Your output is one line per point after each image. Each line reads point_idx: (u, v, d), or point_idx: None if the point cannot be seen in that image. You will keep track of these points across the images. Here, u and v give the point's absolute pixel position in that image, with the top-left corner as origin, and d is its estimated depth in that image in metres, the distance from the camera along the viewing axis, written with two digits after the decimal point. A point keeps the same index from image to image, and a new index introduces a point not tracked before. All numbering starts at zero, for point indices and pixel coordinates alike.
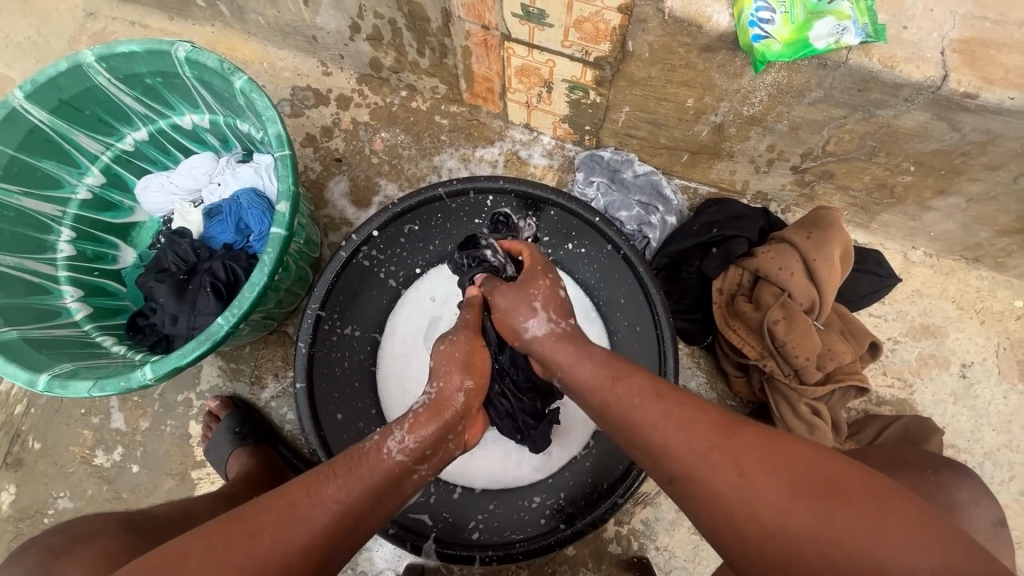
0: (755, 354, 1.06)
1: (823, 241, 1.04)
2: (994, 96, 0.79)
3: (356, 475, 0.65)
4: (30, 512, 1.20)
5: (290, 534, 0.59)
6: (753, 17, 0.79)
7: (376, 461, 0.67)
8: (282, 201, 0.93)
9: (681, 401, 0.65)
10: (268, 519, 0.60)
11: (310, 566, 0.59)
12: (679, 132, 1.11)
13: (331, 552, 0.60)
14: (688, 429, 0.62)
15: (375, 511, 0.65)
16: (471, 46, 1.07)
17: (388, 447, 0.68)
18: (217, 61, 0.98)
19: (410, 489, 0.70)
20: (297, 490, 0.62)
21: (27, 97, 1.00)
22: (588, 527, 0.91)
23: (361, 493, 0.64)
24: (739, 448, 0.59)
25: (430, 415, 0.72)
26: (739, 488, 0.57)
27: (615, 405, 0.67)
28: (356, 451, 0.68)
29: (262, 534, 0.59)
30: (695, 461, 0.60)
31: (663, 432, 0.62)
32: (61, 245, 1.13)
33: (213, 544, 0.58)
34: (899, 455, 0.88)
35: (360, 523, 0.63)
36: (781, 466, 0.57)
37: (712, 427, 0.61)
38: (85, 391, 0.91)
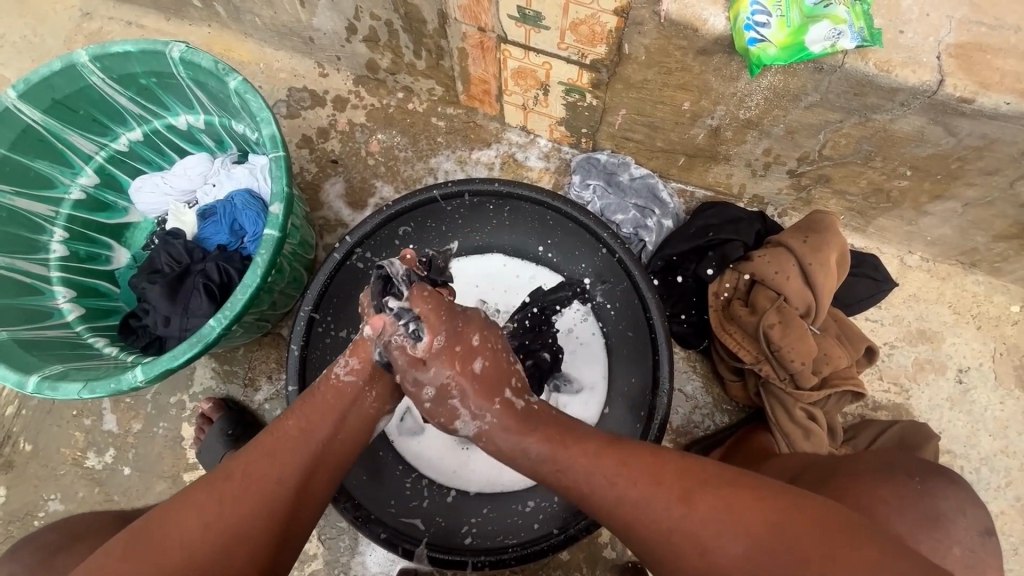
0: (751, 358, 1.06)
1: (819, 246, 1.03)
2: (990, 102, 0.79)
3: (314, 408, 0.72)
4: (20, 514, 1.19)
5: (264, 471, 0.66)
6: (749, 21, 0.79)
7: (330, 393, 0.73)
8: (275, 202, 0.93)
9: (637, 462, 0.66)
10: (238, 465, 0.66)
11: (287, 496, 0.66)
12: (676, 136, 1.11)
13: (303, 484, 0.68)
14: (648, 496, 0.63)
15: (339, 434, 0.73)
16: (467, 48, 1.07)
17: (336, 373, 0.74)
18: (211, 61, 0.97)
19: (368, 412, 0.76)
20: (266, 436, 0.69)
21: (21, 97, 1.00)
22: (580, 532, 0.88)
23: (318, 421, 0.71)
24: (690, 514, 0.60)
25: (369, 340, 0.76)
26: (703, 550, 0.58)
27: (578, 479, 0.67)
28: (311, 391, 0.74)
29: (236, 474, 0.66)
30: (661, 526, 0.61)
31: (617, 512, 0.64)
32: (54, 245, 1.13)
33: (192, 498, 0.64)
34: (885, 460, 0.86)
35: (330, 449, 0.71)
36: (736, 516, 0.58)
37: (662, 493, 0.62)
38: (75, 393, 0.90)
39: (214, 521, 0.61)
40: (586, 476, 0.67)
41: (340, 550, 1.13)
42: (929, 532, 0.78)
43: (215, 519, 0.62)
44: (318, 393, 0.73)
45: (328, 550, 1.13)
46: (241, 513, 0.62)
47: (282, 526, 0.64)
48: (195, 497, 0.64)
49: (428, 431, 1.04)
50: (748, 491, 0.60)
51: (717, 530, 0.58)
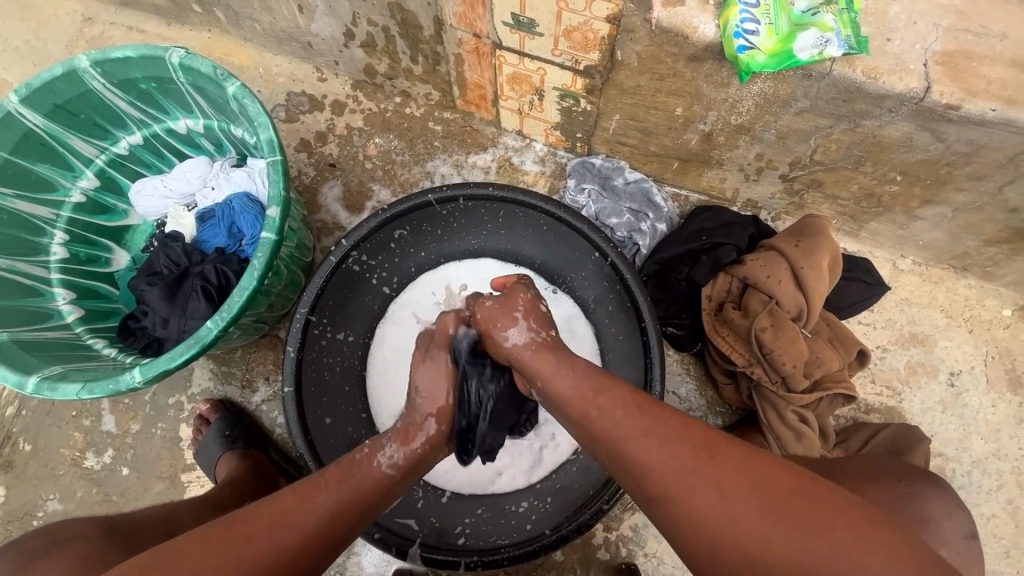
0: (743, 361, 1.07)
1: (811, 249, 1.04)
2: (976, 108, 0.80)
3: (348, 490, 0.68)
4: (19, 514, 1.20)
5: (283, 545, 0.61)
6: (738, 28, 0.80)
7: (363, 477, 0.70)
8: (272, 206, 0.94)
9: (663, 421, 0.65)
10: (261, 525, 0.62)
11: (295, 574, 0.60)
12: (669, 141, 1.12)
13: (314, 562, 0.63)
14: (670, 446, 0.62)
15: (361, 519, 0.68)
16: (463, 54, 1.08)
17: (378, 462, 0.72)
18: (210, 67, 0.99)
19: (391, 496, 0.72)
20: (295, 495, 0.65)
21: (22, 101, 1.01)
22: (574, 532, 0.89)
23: (347, 505, 0.67)
24: (710, 462, 0.60)
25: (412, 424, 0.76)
26: (718, 506, 0.58)
27: (600, 421, 0.67)
28: (348, 465, 0.70)
29: (255, 540, 0.60)
30: (675, 476, 0.60)
31: (640, 446, 0.63)
32: (54, 247, 1.14)
33: (208, 545, 0.59)
34: (874, 466, 0.88)
35: (351, 524, 0.67)
36: (755, 479, 0.58)
37: (689, 439, 0.63)
38: (73, 394, 0.91)
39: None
40: (612, 418, 0.67)
41: None
42: (919, 532, 0.78)
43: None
44: (357, 471, 0.70)
45: None
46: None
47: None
48: (215, 547, 0.59)
49: None
50: (771, 460, 0.61)
51: (733, 492, 0.58)
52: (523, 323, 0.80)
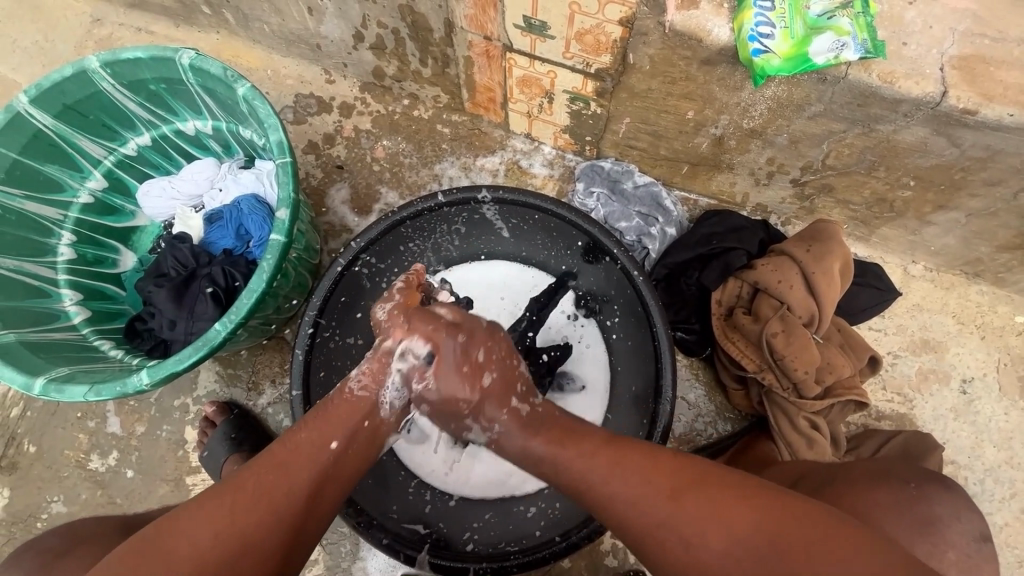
0: (754, 367, 1.06)
1: (822, 255, 1.04)
2: (993, 113, 0.80)
3: (328, 421, 0.71)
4: (23, 516, 1.19)
5: (275, 484, 0.65)
6: (753, 32, 0.80)
7: (342, 407, 0.73)
8: (282, 208, 0.94)
9: (633, 460, 0.66)
10: (249, 477, 0.65)
11: (295, 513, 0.64)
12: (679, 144, 1.12)
13: (311, 500, 0.66)
14: (641, 498, 0.63)
15: (349, 450, 0.71)
16: (473, 57, 1.08)
17: (351, 388, 0.74)
18: (220, 68, 0.98)
19: (382, 430, 0.76)
20: (278, 448, 0.68)
21: (32, 102, 1.01)
22: (584, 540, 0.88)
23: (333, 437, 0.70)
24: (681, 511, 0.60)
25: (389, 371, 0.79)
26: (691, 547, 0.59)
27: (577, 479, 0.68)
28: (325, 403, 0.74)
29: (245, 489, 0.64)
30: (647, 522, 0.61)
31: (616, 507, 0.64)
32: (62, 248, 1.14)
33: (201, 506, 0.63)
34: (880, 467, 0.86)
35: (338, 464, 0.70)
36: (725, 516, 0.59)
37: (655, 488, 0.63)
38: (80, 396, 0.91)
39: (223, 533, 0.60)
40: (584, 473, 0.67)
41: (341, 555, 1.13)
42: (925, 536, 0.78)
43: (224, 529, 0.61)
44: (334, 405, 0.73)
45: (330, 555, 1.13)
46: (249, 524, 0.62)
47: (291, 540, 0.64)
48: (204, 504, 0.63)
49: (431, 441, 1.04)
50: (739, 496, 0.60)
51: (704, 530, 0.58)
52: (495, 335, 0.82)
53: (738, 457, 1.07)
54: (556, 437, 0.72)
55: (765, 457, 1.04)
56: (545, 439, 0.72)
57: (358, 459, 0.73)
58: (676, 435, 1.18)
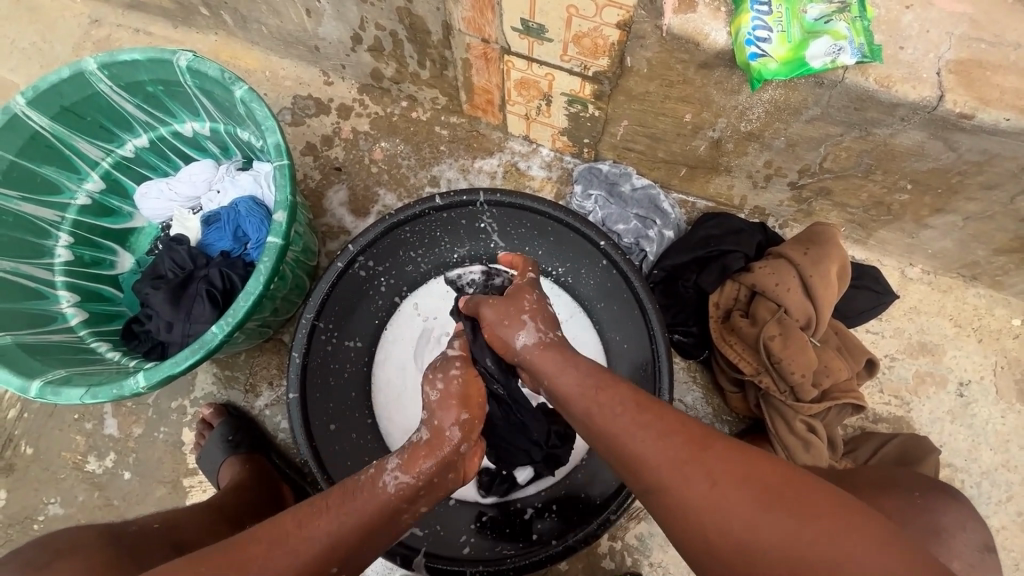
0: (751, 370, 1.06)
1: (820, 258, 1.04)
2: (990, 117, 0.80)
3: (351, 508, 0.67)
4: (19, 518, 1.19)
5: (284, 564, 0.61)
6: (750, 36, 0.80)
7: (369, 498, 0.68)
8: (279, 210, 0.94)
9: (661, 418, 0.65)
10: (258, 552, 0.61)
11: None
12: (677, 147, 1.12)
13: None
14: (668, 437, 0.63)
15: (364, 550, 0.66)
16: (471, 59, 1.07)
17: (384, 481, 0.70)
18: (218, 70, 0.98)
19: (404, 524, 0.71)
20: (294, 522, 0.64)
21: (29, 103, 1.01)
22: (579, 543, 0.88)
23: (351, 529, 0.65)
24: (706, 458, 0.60)
25: (427, 451, 0.73)
26: (713, 496, 0.58)
27: (605, 414, 0.67)
28: (350, 486, 0.69)
29: (252, 564, 0.60)
30: (658, 471, 0.61)
31: (639, 442, 0.64)
32: (59, 250, 1.14)
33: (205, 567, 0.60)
34: (887, 475, 0.86)
35: (352, 557, 0.65)
36: (744, 480, 0.58)
37: (682, 435, 0.63)
38: (77, 398, 0.91)
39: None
40: (608, 412, 0.67)
41: None
42: (930, 544, 0.77)
43: None
44: (361, 496, 0.68)
45: None
46: None
47: None
48: (212, 567, 0.59)
49: None
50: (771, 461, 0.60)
51: (728, 481, 0.58)
52: (529, 325, 0.81)
53: None
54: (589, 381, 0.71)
55: None
56: (586, 376, 0.72)
57: (371, 553, 0.68)
58: None
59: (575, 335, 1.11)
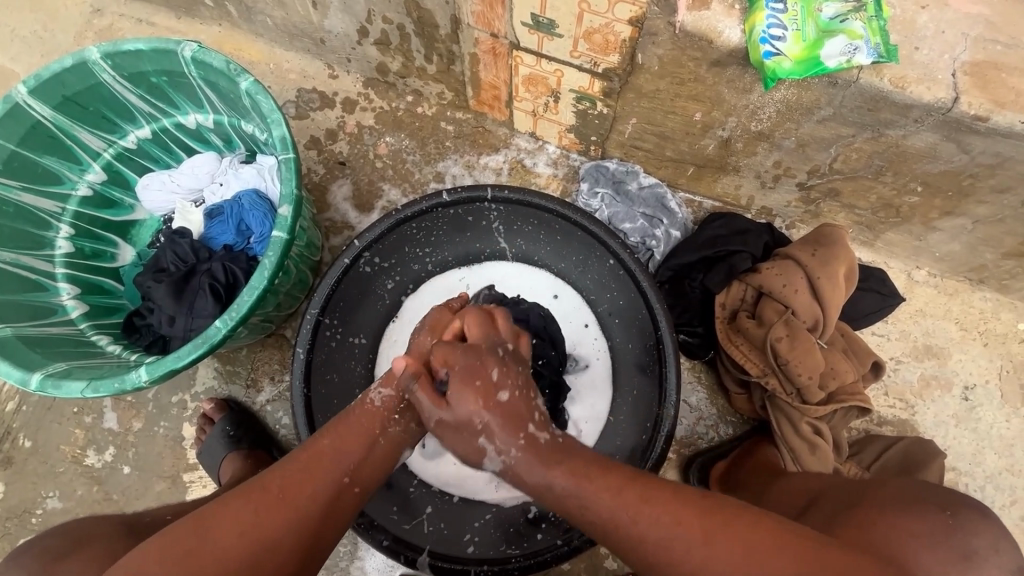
0: (758, 371, 1.05)
1: (827, 259, 1.03)
2: (1004, 120, 0.79)
3: (349, 429, 0.71)
4: (17, 511, 1.18)
5: (300, 489, 0.65)
6: (764, 34, 0.79)
7: (365, 416, 0.72)
8: (284, 204, 0.92)
9: (666, 496, 0.64)
10: (273, 480, 0.65)
11: (321, 517, 0.65)
12: (685, 146, 1.11)
13: (337, 502, 0.67)
14: (673, 542, 0.61)
15: (371, 460, 0.71)
16: (479, 54, 1.06)
17: (370, 399, 0.73)
18: (223, 62, 0.97)
19: (403, 437, 0.75)
20: (300, 451, 0.68)
21: (31, 92, 1.00)
22: (585, 544, 0.87)
23: (354, 445, 0.70)
24: (716, 556, 0.59)
25: (405, 366, 0.77)
26: None
27: (598, 520, 0.64)
28: (345, 411, 0.73)
29: (268, 490, 0.64)
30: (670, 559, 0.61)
31: (642, 547, 0.62)
32: (60, 241, 1.12)
33: (229, 507, 0.63)
34: (903, 481, 0.83)
35: (361, 471, 0.69)
36: (762, 560, 0.58)
37: (688, 536, 0.61)
38: (78, 392, 0.90)
39: (250, 537, 0.61)
40: (600, 497, 0.64)
41: (339, 555, 1.12)
42: None
43: (252, 532, 0.61)
44: (358, 416, 0.72)
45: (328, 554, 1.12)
46: (273, 530, 0.62)
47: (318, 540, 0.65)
48: (235, 508, 0.63)
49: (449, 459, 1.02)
50: (773, 536, 0.60)
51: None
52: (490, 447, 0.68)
53: (741, 460, 1.07)
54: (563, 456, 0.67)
55: (769, 463, 1.03)
56: (572, 451, 0.69)
57: (381, 462, 0.72)
58: (678, 438, 1.17)
59: (581, 325, 1.11)
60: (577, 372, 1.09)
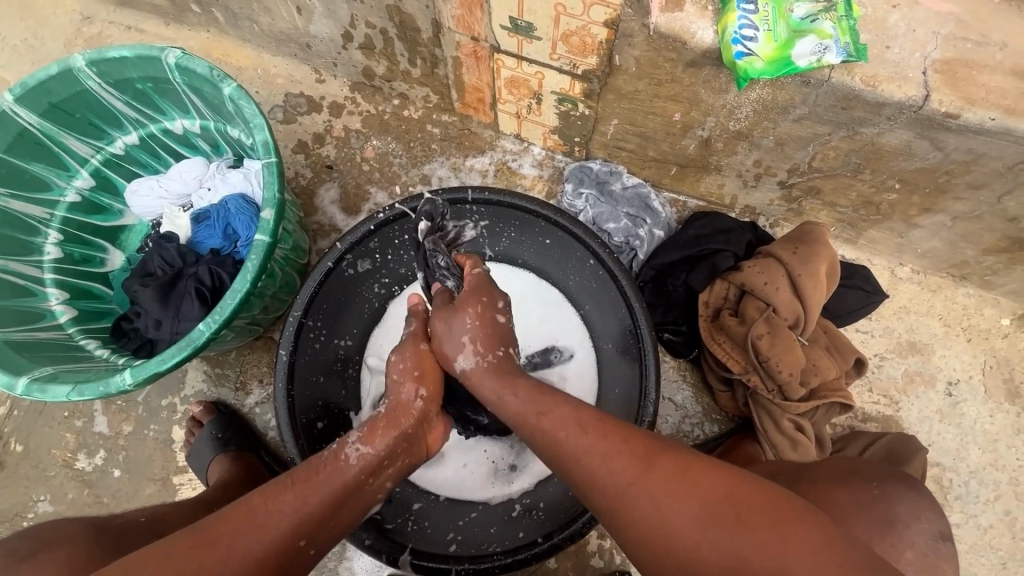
0: (739, 369, 1.06)
1: (808, 257, 1.04)
2: (975, 117, 0.80)
3: (313, 483, 0.68)
4: (9, 515, 1.19)
5: (247, 545, 0.62)
6: (736, 34, 0.80)
7: (334, 470, 0.70)
8: (266, 208, 0.94)
9: (615, 431, 0.66)
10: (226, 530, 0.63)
11: (267, 574, 0.62)
12: (667, 146, 1.12)
13: (286, 563, 0.64)
14: (614, 455, 0.63)
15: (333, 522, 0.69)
16: (461, 57, 1.07)
17: (346, 454, 0.72)
18: (206, 68, 0.98)
19: (368, 498, 0.73)
20: (260, 503, 0.65)
21: (17, 100, 1.01)
22: (566, 541, 0.88)
23: (317, 499, 0.67)
24: (649, 470, 0.61)
25: (385, 424, 0.76)
26: (661, 511, 0.58)
27: (550, 436, 0.68)
28: (315, 463, 0.71)
29: (221, 541, 0.62)
30: (605, 480, 0.62)
31: (585, 462, 0.64)
32: (48, 247, 1.13)
33: (166, 557, 0.60)
34: (851, 468, 0.86)
35: (318, 528, 0.67)
36: (692, 484, 0.58)
37: (628, 449, 0.63)
38: (64, 396, 0.91)
39: None
40: (562, 428, 0.67)
41: (328, 555, 1.13)
42: (882, 535, 0.76)
43: None
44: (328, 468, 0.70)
45: None
46: None
47: None
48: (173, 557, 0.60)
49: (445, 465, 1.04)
50: (713, 469, 0.60)
51: (672, 493, 0.58)
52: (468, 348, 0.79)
53: (724, 458, 1.07)
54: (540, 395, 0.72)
55: (751, 459, 1.04)
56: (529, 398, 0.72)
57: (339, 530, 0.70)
58: (664, 436, 1.18)
59: (564, 320, 1.12)
60: (563, 363, 1.10)
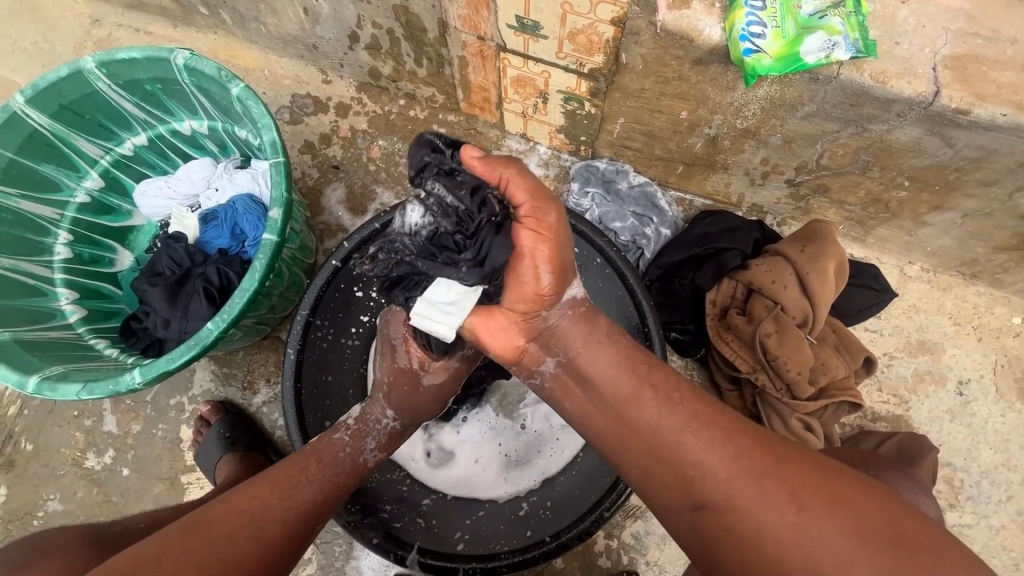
0: (747, 367, 1.06)
1: (817, 254, 1.03)
2: (986, 113, 0.79)
3: (317, 458, 0.78)
4: (19, 513, 1.20)
5: (263, 515, 0.69)
6: (744, 31, 0.80)
7: (332, 448, 0.81)
8: (274, 208, 0.94)
9: (736, 431, 0.64)
10: (261, 499, 0.71)
11: (281, 541, 0.69)
12: (673, 145, 1.11)
13: (298, 529, 0.71)
14: (736, 453, 0.61)
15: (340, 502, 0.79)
16: (467, 57, 1.08)
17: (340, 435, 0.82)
18: (214, 68, 0.99)
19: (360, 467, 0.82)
20: (268, 480, 0.73)
21: (28, 102, 1.02)
22: (573, 540, 0.92)
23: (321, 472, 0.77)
24: (778, 473, 0.59)
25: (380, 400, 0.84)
26: (794, 520, 0.56)
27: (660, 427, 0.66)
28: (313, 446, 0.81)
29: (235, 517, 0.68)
30: (717, 487, 0.60)
31: (705, 457, 0.62)
32: (58, 247, 1.14)
33: (185, 535, 0.64)
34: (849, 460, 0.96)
35: (322, 497, 0.75)
36: (829, 497, 0.56)
37: (751, 451, 0.61)
38: (74, 394, 0.91)
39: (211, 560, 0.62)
40: (680, 423, 0.65)
41: (335, 555, 1.13)
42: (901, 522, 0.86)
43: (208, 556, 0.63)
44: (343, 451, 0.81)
45: (323, 554, 1.13)
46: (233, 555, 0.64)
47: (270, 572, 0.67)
48: (189, 539, 0.64)
49: (454, 457, 1.04)
50: (848, 482, 0.58)
51: (808, 504, 0.56)
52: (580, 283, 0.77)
53: None
54: (630, 378, 0.70)
55: None
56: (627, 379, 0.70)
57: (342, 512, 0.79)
58: None
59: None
60: None
